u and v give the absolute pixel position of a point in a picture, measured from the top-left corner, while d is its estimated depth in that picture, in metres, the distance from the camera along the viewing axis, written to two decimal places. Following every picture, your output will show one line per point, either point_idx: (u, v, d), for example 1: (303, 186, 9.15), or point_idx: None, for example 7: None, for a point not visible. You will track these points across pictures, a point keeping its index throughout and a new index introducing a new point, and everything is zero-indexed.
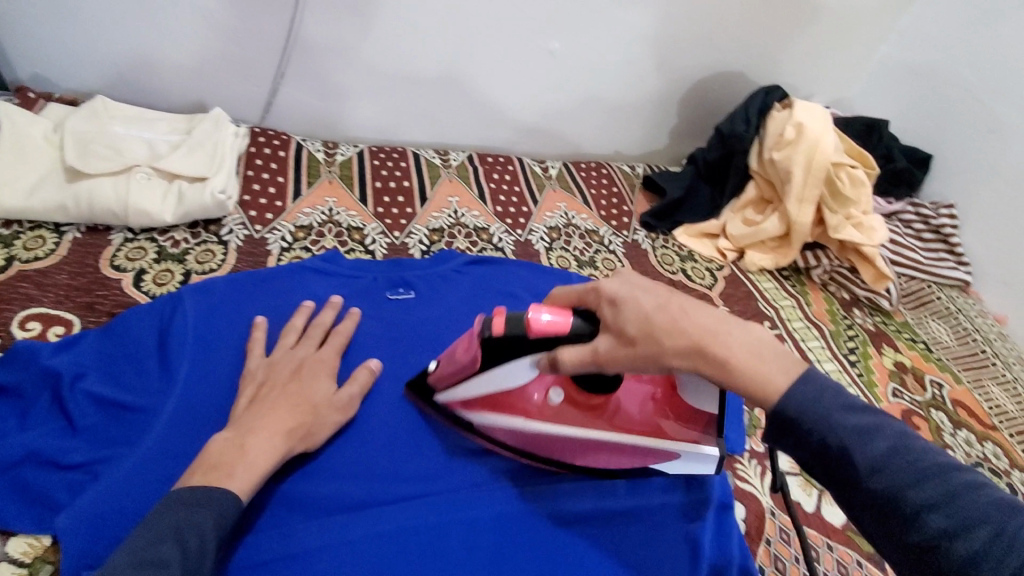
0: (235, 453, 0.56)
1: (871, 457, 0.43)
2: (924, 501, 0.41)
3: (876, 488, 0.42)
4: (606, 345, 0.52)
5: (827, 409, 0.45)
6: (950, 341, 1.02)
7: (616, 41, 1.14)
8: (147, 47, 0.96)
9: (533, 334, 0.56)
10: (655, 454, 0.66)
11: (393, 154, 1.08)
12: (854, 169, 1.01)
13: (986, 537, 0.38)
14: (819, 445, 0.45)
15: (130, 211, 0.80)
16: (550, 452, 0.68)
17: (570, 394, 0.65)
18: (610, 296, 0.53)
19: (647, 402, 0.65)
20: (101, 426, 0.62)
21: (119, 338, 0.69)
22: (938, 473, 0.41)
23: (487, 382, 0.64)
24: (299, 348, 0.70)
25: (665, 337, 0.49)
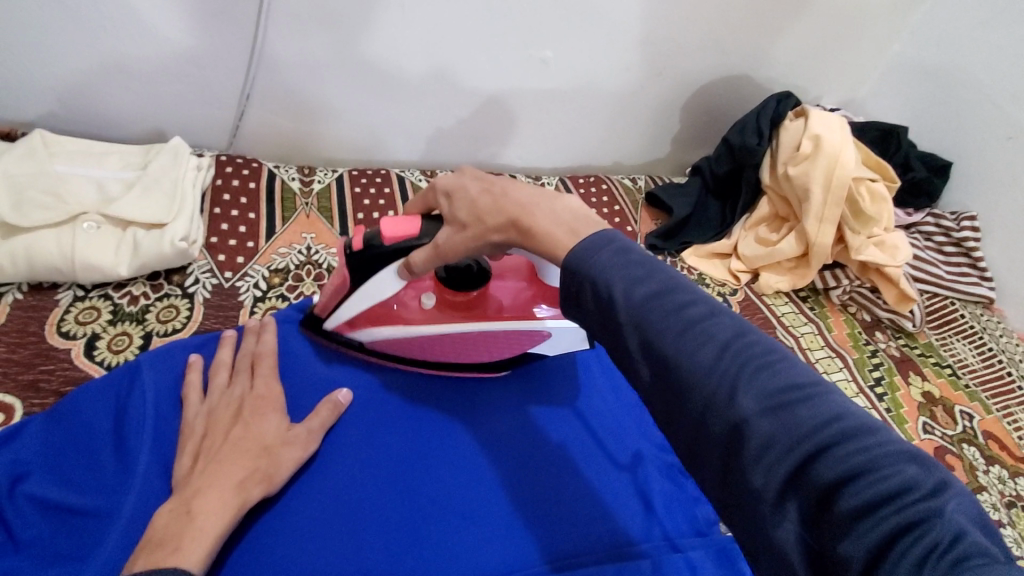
0: (180, 523, 0.49)
1: (626, 293, 0.39)
2: (660, 328, 0.38)
3: (628, 319, 0.39)
4: (444, 233, 0.54)
5: (598, 252, 0.42)
6: (976, 364, 0.97)
7: (613, 47, 1.04)
8: (87, 70, 0.85)
9: (387, 244, 0.59)
10: (530, 336, 0.69)
11: (375, 177, 0.99)
12: (874, 184, 0.94)
13: (719, 361, 0.36)
14: (585, 285, 0.42)
15: (78, 268, 0.71)
16: (437, 354, 0.71)
17: (446, 296, 0.69)
18: (445, 190, 0.55)
19: (519, 291, 0.70)
20: (49, 538, 0.53)
21: (69, 424, 0.60)
22: (684, 303, 0.39)
23: (361, 300, 0.66)
24: (235, 388, 0.63)
25: (488, 217, 0.49)
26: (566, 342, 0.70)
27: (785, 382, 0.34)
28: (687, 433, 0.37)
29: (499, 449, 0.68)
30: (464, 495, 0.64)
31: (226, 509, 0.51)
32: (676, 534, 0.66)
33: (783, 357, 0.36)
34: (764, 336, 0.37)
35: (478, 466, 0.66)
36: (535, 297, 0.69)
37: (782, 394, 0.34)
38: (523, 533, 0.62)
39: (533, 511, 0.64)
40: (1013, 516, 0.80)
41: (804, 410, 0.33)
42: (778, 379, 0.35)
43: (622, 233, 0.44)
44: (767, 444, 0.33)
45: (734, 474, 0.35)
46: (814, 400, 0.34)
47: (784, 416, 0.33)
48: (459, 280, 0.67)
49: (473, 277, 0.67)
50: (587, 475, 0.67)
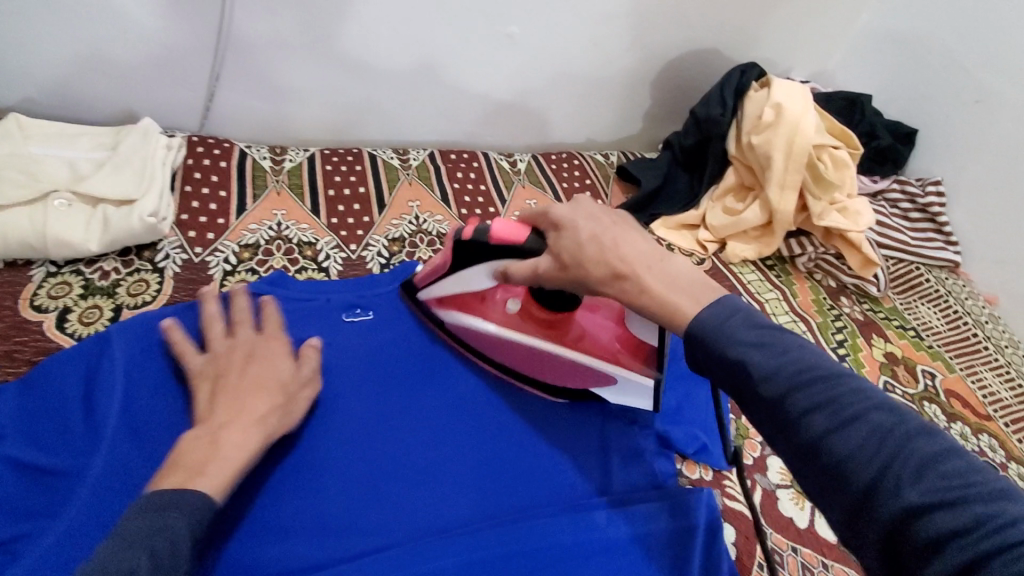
0: (205, 449, 0.52)
1: (766, 367, 0.42)
2: (808, 404, 0.40)
3: (770, 393, 0.41)
4: (546, 263, 0.59)
5: (731, 326, 0.45)
6: (940, 325, 0.99)
7: (582, 21, 1.05)
8: (59, 55, 0.87)
9: (491, 243, 0.64)
10: (599, 376, 0.69)
11: (347, 156, 1.00)
12: (836, 151, 0.96)
13: (874, 443, 0.37)
14: (720, 356, 0.44)
15: (50, 243, 0.73)
16: (504, 358, 0.73)
17: (531, 309, 0.72)
18: (555, 220, 0.59)
19: (605, 329, 0.71)
20: (22, 495, 0.55)
21: (42, 390, 0.62)
22: (827, 380, 0.40)
23: (455, 285, 0.72)
24: (239, 334, 0.65)
25: (592, 265, 0.55)
26: (631, 395, 0.69)
27: (948, 470, 0.35)
28: (842, 514, 0.38)
29: (457, 413, 0.70)
30: (428, 452, 0.66)
31: (248, 441, 0.54)
32: (631, 487, 0.68)
33: (942, 443, 0.36)
34: (917, 418, 0.38)
35: (437, 425, 0.68)
36: (617, 341, 0.70)
37: (943, 477, 0.34)
38: (479, 489, 0.64)
39: (491, 469, 0.66)
40: None
41: (974, 503, 0.33)
42: (940, 467, 0.35)
43: (755, 308, 0.46)
44: (933, 530, 0.33)
45: (900, 563, 0.35)
46: (982, 492, 0.33)
47: (949, 505, 0.33)
48: (552, 300, 0.69)
49: (565, 301, 0.68)
50: (546, 435, 0.70)
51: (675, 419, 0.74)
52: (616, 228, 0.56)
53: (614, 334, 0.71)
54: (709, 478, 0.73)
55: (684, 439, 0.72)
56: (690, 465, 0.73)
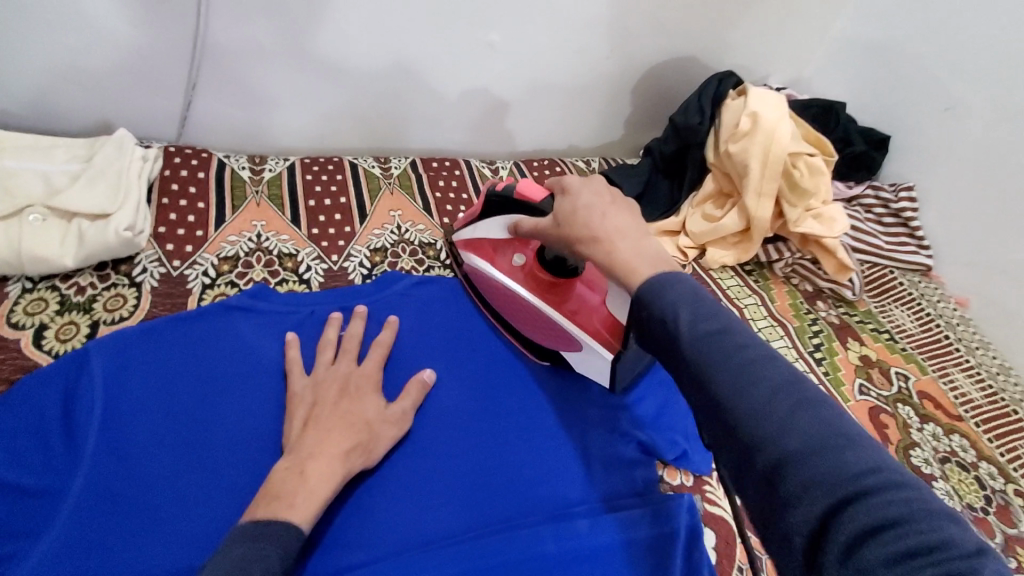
0: (296, 480, 0.56)
1: (688, 324, 0.44)
2: (716, 359, 0.41)
3: (688, 349, 0.43)
4: (547, 219, 0.64)
5: (670, 287, 0.47)
6: (914, 328, 1.01)
7: (563, 29, 1.06)
8: (36, 68, 0.86)
9: (516, 198, 0.70)
10: (569, 339, 0.72)
11: (328, 165, 1.00)
12: (811, 158, 0.97)
13: (769, 399, 0.39)
14: (651, 314, 0.47)
15: (24, 259, 0.72)
16: (500, 305, 0.79)
17: (534, 268, 0.74)
18: (564, 185, 0.62)
19: (592, 304, 0.72)
20: (1, 516, 0.55)
21: (18, 409, 0.61)
22: (739, 341, 0.42)
23: (481, 231, 0.78)
24: (340, 364, 0.69)
25: (577, 226, 0.58)
26: (595, 368, 0.72)
27: (831, 429, 0.37)
28: (737, 464, 0.40)
29: (438, 424, 0.70)
30: (411, 466, 0.66)
31: (334, 475, 0.58)
32: (612, 495, 0.69)
33: (832, 407, 0.38)
34: (816, 384, 0.40)
35: (418, 436, 0.69)
36: (597, 317, 0.71)
37: (827, 437, 0.36)
38: (463, 501, 0.65)
39: (475, 480, 0.67)
40: (946, 470, 0.84)
41: (846, 458, 0.35)
42: (824, 424, 0.37)
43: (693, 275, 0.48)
44: (804, 478, 0.35)
45: (773, 509, 0.37)
46: (857, 450, 0.35)
47: (823, 456, 0.35)
48: (553, 260, 0.71)
49: (564, 263, 0.71)
50: (527, 444, 0.71)
51: (656, 426, 0.75)
52: (602, 226, 0.56)
53: (598, 312, 0.71)
54: (690, 483, 0.73)
55: (664, 444, 0.73)
56: (671, 471, 0.73)
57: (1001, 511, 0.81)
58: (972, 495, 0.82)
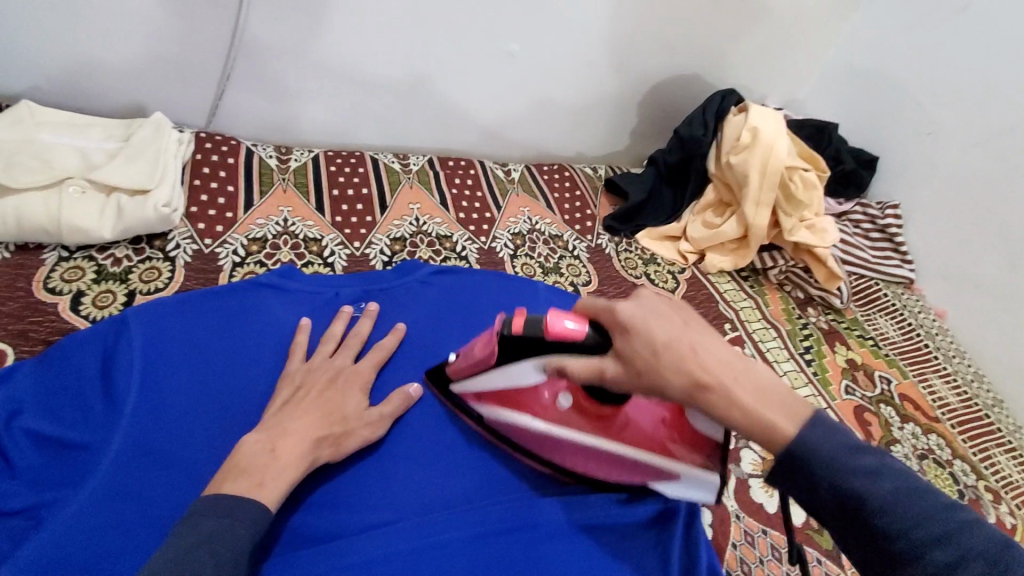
0: (266, 457, 0.57)
1: (881, 497, 0.42)
2: (925, 535, 0.41)
3: (877, 515, 0.41)
4: (612, 368, 0.52)
5: (840, 449, 0.43)
6: (896, 336, 1.08)
7: (578, 42, 1.13)
8: (77, 53, 0.90)
9: (546, 336, 0.56)
10: (657, 472, 0.64)
11: (350, 159, 1.04)
12: (806, 173, 1.05)
13: (986, 573, 0.39)
14: (828, 485, 0.43)
15: (64, 228, 0.75)
16: (550, 451, 0.68)
17: (580, 402, 0.64)
18: (623, 321, 0.51)
19: (658, 423, 0.63)
20: (45, 466, 0.58)
21: (60, 369, 0.65)
22: (930, 504, 0.42)
23: (497, 378, 0.65)
24: (338, 358, 0.71)
25: (672, 375, 0.48)
26: (691, 489, 0.64)
27: None
28: None
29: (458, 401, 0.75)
30: (431, 437, 0.71)
31: (302, 459, 0.59)
32: None
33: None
34: (1001, 534, 0.41)
35: (442, 412, 0.73)
36: (678, 438, 0.62)
37: None
38: (482, 473, 0.70)
39: (493, 453, 0.71)
40: (923, 466, 0.89)
41: None
42: None
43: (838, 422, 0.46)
44: None
45: None
46: None
47: None
48: (603, 398, 0.61)
49: (618, 396, 0.61)
50: None
51: None
52: (701, 365, 0.48)
53: (672, 428, 0.62)
54: None
55: None
56: None
57: (973, 504, 0.87)
58: (947, 488, 0.88)
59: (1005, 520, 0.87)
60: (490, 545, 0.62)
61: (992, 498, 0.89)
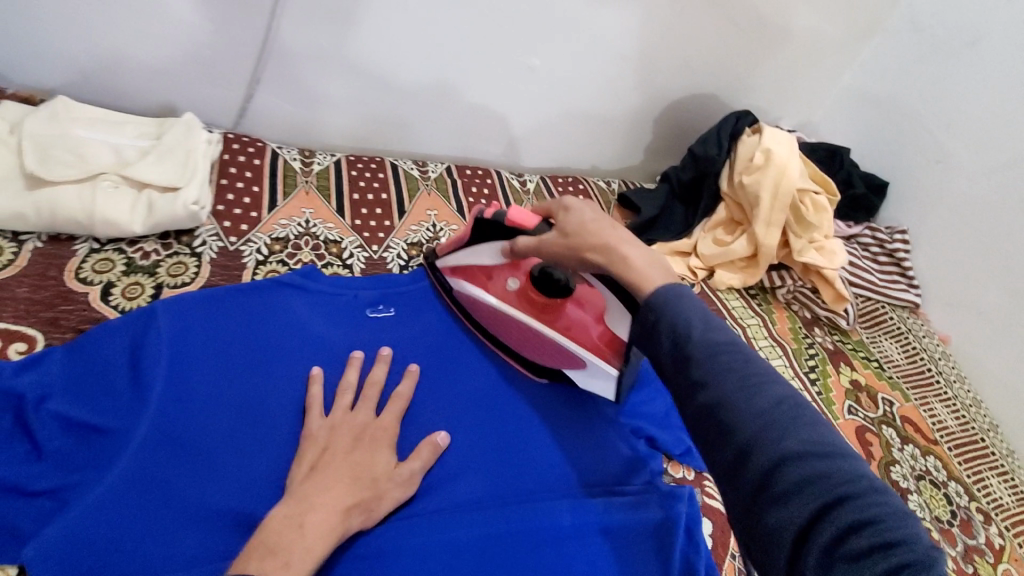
0: (294, 533, 0.54)
1: (697, 332, 0.48)
2: (722, 367, 0.46)
3: (697, 354, 0.47)
4: (550, 236, 0.67)
5: (680, 303, 0.51)
6: (900, 359, 1.09)
7: (597, 59, 1.15)
8: (114, 52, 0.93)
9: (507, 223, 0.75)
10: (573, 358, 0.78)
11: (371, 164, 1.07)
12: (816, 196, 1.07)
13: (769, 409, 0.43)
14: (661, 321, 0.51)
15: (97, 221, 0.78)
16: (494, 329, 0.82)
17: (527, 290, 0.80)
18: (565, 203, 0.67)
19: (585, 323, 0.78)
20: (71, 450, 0.61)
21: (89, 357, 0.67)
22: (744, 356, 0.47)
23: (470, 257, 0.82)
24: (358, 412, 0.68)
25: (589, 236, 0.62)
26: (596, 380, 0.77)
27: (822, 440, 0.41)
28: (726, 462, 0.44)
29: (471, 402, 0.77)
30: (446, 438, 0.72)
31: (331, 531, 0.56)
32: (619, 476, 0.76)
33: (820, 421, 0.43)
34: (806, 400, 0.45)
35: (456, 414, 0.75)
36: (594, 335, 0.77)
37: (821, 447, 0.41)
38: (490, 476, 0.71)
39: (502, 457, 0.73)
40: (921, 487, 0.91)
41: (826, 461, 0.40)
42: (814, 432, 0.42)
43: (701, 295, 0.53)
44: (799, 475, 0.40)
45: (758, 503, 0.41)
46: (841, 457, 0.40)
47: (814, 458, 0.40)
48: (546, 284, 0.78)
49: (557, 286, 0.77)
50: (548, 431, 0.77)
51: (666, 423, 0.83)
52: (612, 235, 0.60)
53: (596, 328, 0.77)
54: (691, 477, 0.82)
55: (672, 441, 0.81)
56: (675, 465, 0.82)
57: (965, 524, 0.89)
58: (941, 509, 0.89)
59: (994, 541, 0.89)
60: (501, 549, 0.64)
61: (983, 520, 0.91)
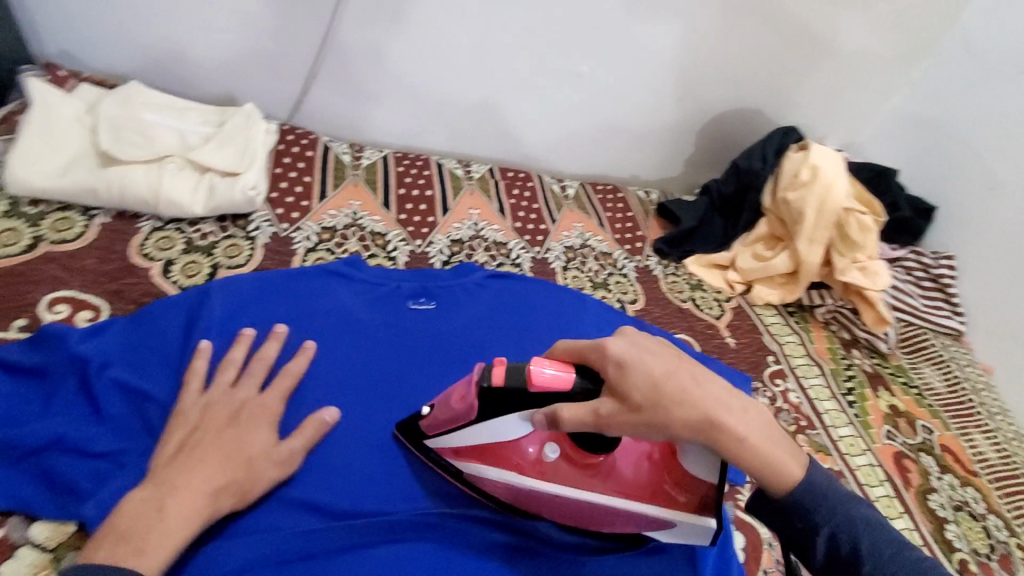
0: (149, 519, 0.52)
1: (827, 520, 0.50)
2: (859, 554, 0.48)
3: (833, 542, 0.50)
4: (608, 408, 0.50)
5: (799, 482, 0.52)
6: (941, 387, 1.07)
7: (644, 69, 1.16)
8: (183, 43, 0.98)
9: (534, 389, 0.53)
10: (652, 521, 0.61)
11: (417, 162, 1.09)
12: (863, 217, 1.04)
13: None
14: (787, 508, 0.52)
15: (161, 201, 0.81)
16: (537, 508, 0.65)
17: (568, 455, 0.60)
18: (616, 356, 0.51)
19: (645, 468, 0.60)
20: (129, 416, 0.63)
21: (147, 328, 0.69)
22: (871, 531, 0.49)
23: (480, 432, 0.61)
24: (239, 390, 0.65)
25: (673, 413, 0.49)
26: (685, 535, 0.62)
27: None
28: None
29: None
30: None
31: (196, 515, 0.54)
32: None
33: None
34: (929, 560, 0.48)
35: None
36: (668, 481, 0.59)
37: None
38: None
39: None
40: (959, 518, 0.89)
41: None
42: None
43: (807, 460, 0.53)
44: None
45: None
46: None
47: None
48: (592, 446, 0.58)
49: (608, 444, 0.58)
50: None
51: None
52: (697, 398, 0.50)
53: (662, 471, 0.60)
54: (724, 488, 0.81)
55: None
56: None
57: (1002, 559, 0.86)
58: (978, 543, 0.87)
59: None
60: (533, 544, 0.64)
61: None
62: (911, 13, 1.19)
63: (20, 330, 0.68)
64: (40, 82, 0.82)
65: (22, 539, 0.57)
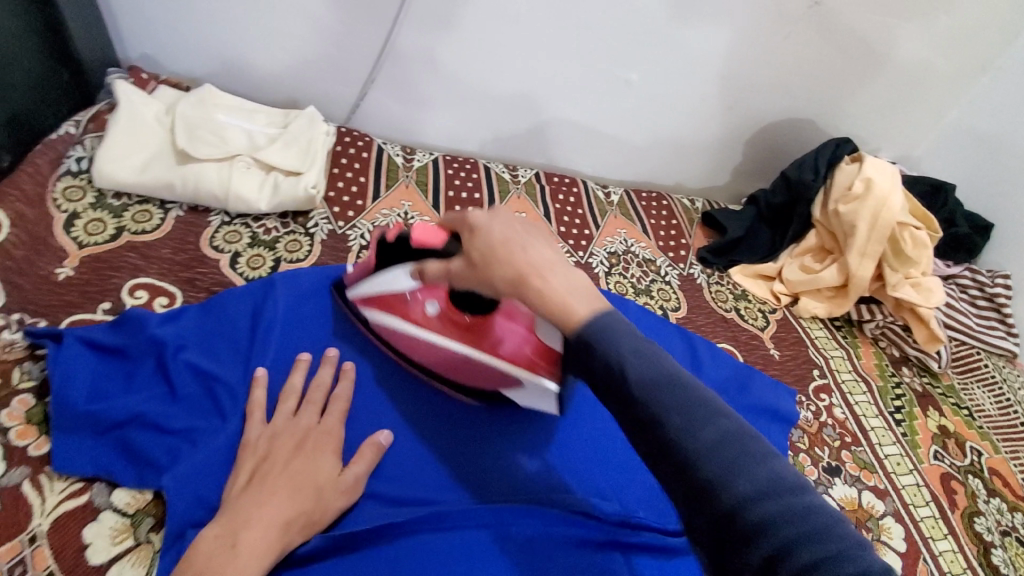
0: (225, 556, 0.52)
1: (638, 368, 0.42)
2: (665, 404, 0.41)
3: (635, 394, 0.42)
4: (456, 264, 0.55)
5: (606, 325, 0.45)
6: (992, 410, 1.03)
7: (693, 78, 1.16)
8: (252, 47, 1.04)
9: (413, 245, 0.64)
10: (511, 383, 0.70)
11: (465, 165, 1.12)
12: (917, 231, 1.03)
13: (720, 448, 0.39)
14: (594, 352, 0.44)
15: (230, 197, 0.86)
16: (424, 358, 0.75)
17: (450, 313, 0.70)
18: (470, 221, 0.53)
19: (514, 339, 0.69)
20: (199, 398, 0.68)
21: (217, 317, 0.75)
22: (688, 390, 0.42)
23: (378, 283, 0.71)
24: (301, 417, 0.66)
25: (497, 270, 0.49)
26: (539, 400, 0.71)
27: (775, 475, 0.39)
28: (686, 507, 0.41)
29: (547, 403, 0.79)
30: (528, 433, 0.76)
31: (268, 550, 0.54)
32: None
33: (767, 450, 0.40)
34: (752, 426, 0.41)
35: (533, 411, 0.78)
36: (531, 351, 0.68)
37: (773, 485, 0.38)
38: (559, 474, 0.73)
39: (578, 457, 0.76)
40: (1005, 543, 0.86)
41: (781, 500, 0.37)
42: (767, 469, 0.39)
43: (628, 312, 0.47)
44: (761, 518, 0.37)
45: (729, 554, 0.38)
46: (795, 490, 0.38)
47: (775, 501, 0.37)
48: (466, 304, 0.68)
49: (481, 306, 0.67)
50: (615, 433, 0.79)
51: None
52: (523, 260, 0.48)
53: (527, 343, 0.68)
54: None
55: None
56: None
57: None
58: None
59: None
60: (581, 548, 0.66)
61: None
62: (977, 23, 1.15)
63: (105, 313, 0.74)
64: (124, 83, 0.89)
65: (105, 504, 0.60)
